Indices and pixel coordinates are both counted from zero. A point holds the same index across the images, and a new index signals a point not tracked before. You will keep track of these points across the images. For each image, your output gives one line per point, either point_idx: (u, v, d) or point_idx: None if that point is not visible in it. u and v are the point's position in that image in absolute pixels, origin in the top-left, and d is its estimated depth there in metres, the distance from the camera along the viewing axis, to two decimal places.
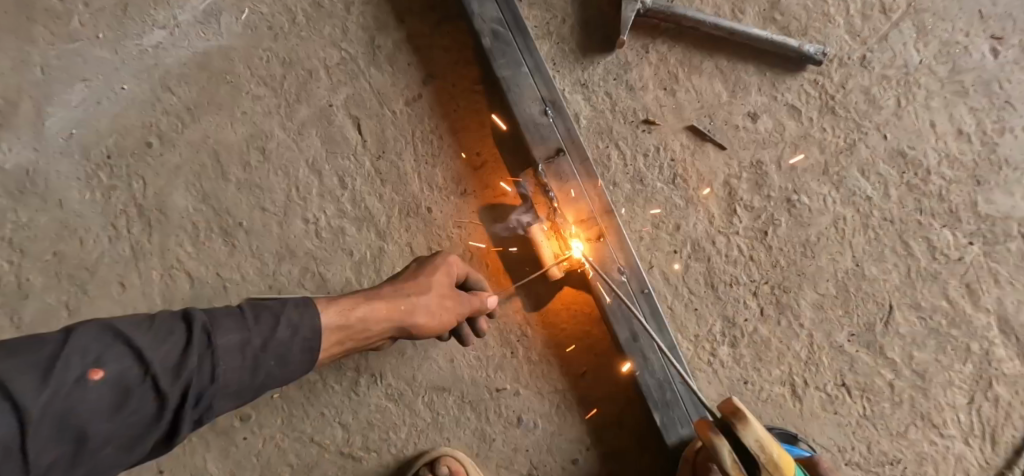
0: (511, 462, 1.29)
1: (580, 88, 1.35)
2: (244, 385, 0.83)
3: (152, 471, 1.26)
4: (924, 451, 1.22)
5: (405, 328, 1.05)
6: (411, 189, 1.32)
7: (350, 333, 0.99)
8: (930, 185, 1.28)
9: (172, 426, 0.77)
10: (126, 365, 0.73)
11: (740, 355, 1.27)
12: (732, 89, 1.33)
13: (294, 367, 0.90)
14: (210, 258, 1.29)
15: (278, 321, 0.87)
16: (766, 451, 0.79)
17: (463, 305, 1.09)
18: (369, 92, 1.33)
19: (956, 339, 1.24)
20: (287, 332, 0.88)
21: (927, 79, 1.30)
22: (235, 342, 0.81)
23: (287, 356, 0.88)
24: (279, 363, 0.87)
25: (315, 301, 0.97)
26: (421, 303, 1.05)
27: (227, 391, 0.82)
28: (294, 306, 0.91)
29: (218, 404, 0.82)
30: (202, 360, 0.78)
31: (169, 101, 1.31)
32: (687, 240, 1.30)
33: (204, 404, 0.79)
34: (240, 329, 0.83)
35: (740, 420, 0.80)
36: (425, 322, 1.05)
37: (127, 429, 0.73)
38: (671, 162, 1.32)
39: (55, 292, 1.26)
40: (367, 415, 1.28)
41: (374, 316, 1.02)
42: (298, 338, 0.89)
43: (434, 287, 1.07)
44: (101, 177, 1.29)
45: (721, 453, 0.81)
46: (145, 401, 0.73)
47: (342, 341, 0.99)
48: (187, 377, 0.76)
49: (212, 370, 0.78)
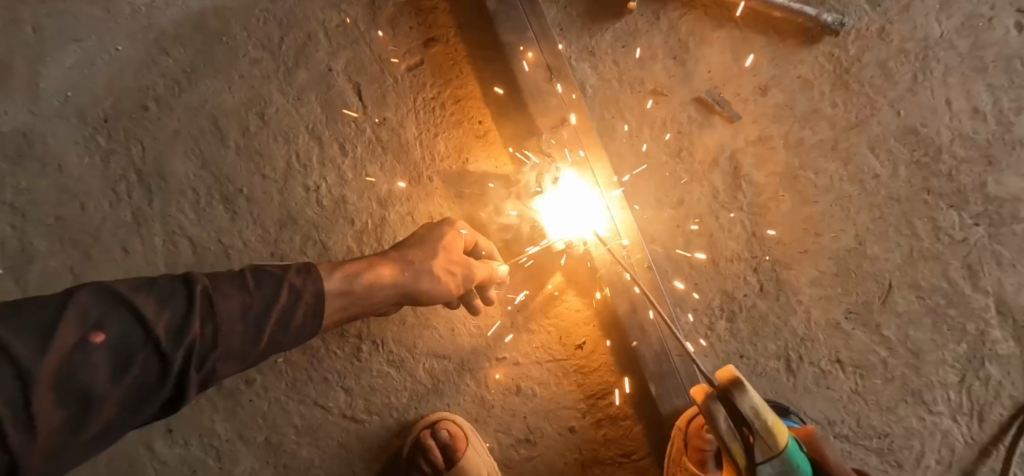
0: (510, 427, 1.32)
1: (587, 55, 1.27)
2: (245, 350, 0.84)
3: (160, 430, 1.29)
4: (912, 426, 1.26)
5: (409, 294, 1.09)
6: (411, 157, 1.30)
7: (354, 297, 1.02)
8: (940, 164, 1.25)
9: (177, 388, 0.77)
10: (129, 328, 0.71)
11: (737, 330, 1.26)
12: (743, 59, 1.27)
13: (293, 330, 0.92)
14: (211, 223, 1.29)
15: (279, 285, 0.90)
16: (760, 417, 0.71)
17: (468, 276, 1.11)
18: (371, 57, 1.31)
19: (952, 318, 1.26)
20: (286, 295, 0.90)
21: (946, 54, 1.25)
22: (237, 306, 0.82)
23: (287, 320, 0.90)
24: (278, 326, 0.88)
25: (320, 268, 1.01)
26: (425, 270, 1.08)
27: (230, 355, 0.82)
28: (295, 271, 0.94)
29: (221, 368, 0.82)
30: (205, 324, 0.78)
31: (166, 64, 1.29)
32: (689, 215, 1.25)
33: (207, 366, 0.79)
34: (241, 293, 0.84)
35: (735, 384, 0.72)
36: (426, 290, 1.08)
37: (132, 391, 0.72)
38: (677, 134, 1.26)
39: (58, 257, 1.26)
40: (369, 380, 1.31)
41: (377, 281, 1.05)
42: (297, 301, 0.91)
43: (440, 253, 1.09)
44: (100, 140, 1.28)
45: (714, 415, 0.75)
46: (150, 363, 0.72)
47: (348, 307, 1.03)
48: (190, 339, 0.76)
49: (215, 332, 0.79)
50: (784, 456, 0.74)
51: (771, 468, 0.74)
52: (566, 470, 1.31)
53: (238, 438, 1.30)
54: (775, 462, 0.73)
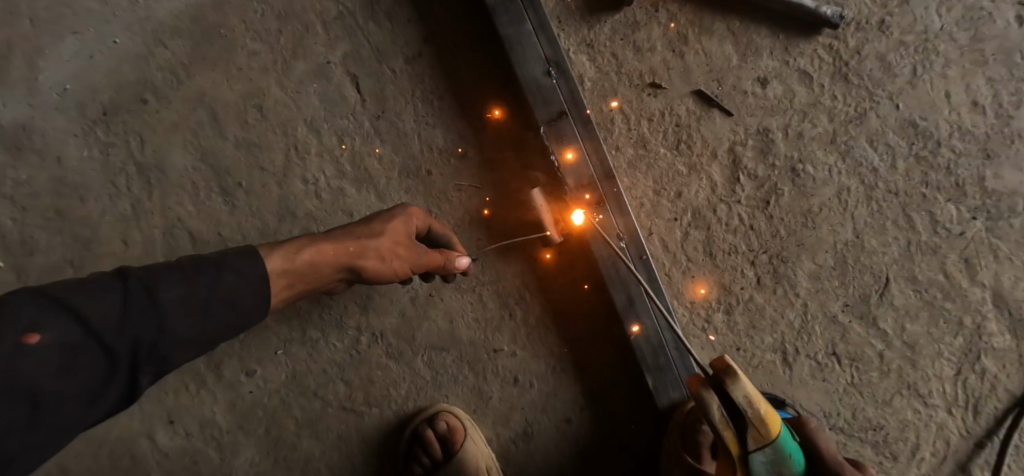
0: (508, 419, 1.33)
1: (585, 49, 1.25)
2: (197, 336, 0.82)
3: (163, 420, 1.32)
4: (907, 419, 1.27)
5: (354, 270, 1.04)
6: (410, 150, 1.29)
7: (298, 275, 0.98)
8: (939, 157, 1.25)
9: (129, 380, 0.76)
10: (65, 326, 0.69)
11: (734, 322, 1.26)
12: (743, 52, 1.25)
13: (249, 314, 0.89)
14: (210, 215, 1.31)
15: (222, 269, 0.85)
16: (753, 406, 0.76)
17: (418, 257, 1.07)
18: (369, 50, 1.29)
19: (949, 312, 1.26)
20: (232, 279, 0.86)
21: (946, 46, 1.24)
22: (180, 295, 0.79)
23: (239, 303, 0.86)
24: (231, 311, 0.85)
25: (259, 247, 0.96)
26: (371, 245, 1.03)
27: (181, 343, 0.80)
28: (237, 254, 0.90)
29: (175, 354, 0.80)
30: (146, 314, 0.75)
31: (164, 56, 1.30)
32: (688, 208, 1.25)
33: (158, 354, 0.78)
34: (183, 280, 0.81)
35: (728, 375, 0.77)
36: (373, 266, 1.04)
37: (84, 387, 0.72)
38: (676, 127, 1.25)
39: (60, 249, 1.30)
40: (368, 372, 1.32)
41: (321, 258, 1.00)
42: (246, 284, 0.88)
43: (388, 232, 1.05)
44: (99, 133, 1.30)
45: (707, 405, 0.78)
46: (96, 358, 0.72)
47: (293, 283, 0.99)
48: (135, 330, 0.74)
49: (159, 322, 0.76)
50: (776, 445, 0.78)
51: (763, 455, 0.78)
52: (562, 460, 1.33)
53: (239, 429, 1.32)
54: (767, 449, 0.77)
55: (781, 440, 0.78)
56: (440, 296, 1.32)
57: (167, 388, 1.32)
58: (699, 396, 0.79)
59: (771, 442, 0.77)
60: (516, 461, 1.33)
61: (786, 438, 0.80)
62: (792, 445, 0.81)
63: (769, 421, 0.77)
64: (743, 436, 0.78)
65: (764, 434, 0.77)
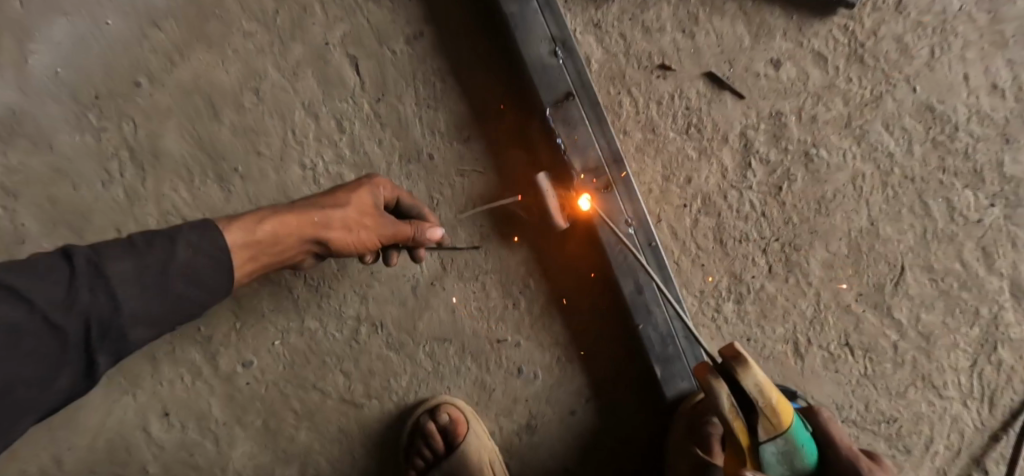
0: (511, 411, 1.29)
1: (592, 29, 1.20)
2: (156, 313, 0.79)
3: (159, 412, 1.28)
4: (921, 412, 1.23)
5: (320, 242, 1.00)
6: (411, 134, 1.26)
7: (261, 247, 0.94)
8: (957, 141, 1.21)
9: (86, 360, 0.75)
10: (6, 308, 0.67)
11: (745, 312, 1.23)
12: (756, 32, 1.20)
13: (211, 289, 0.86)
14: (206, 202, 1.28)
15: (176, 244, 0.82)
16: (765, 396, 0.74)
17: (387, 227, 1.04)
18: (368, 30, 1.24)
19: (965, 302, 1.23)
20: (189, 254, 0.83)
21: (965, 27, 1.20)
22: (132, 271, 0.76)
23: (198, 278, 0.84)
24: (191, 286, 0.83)
25: (216, 221, 0.92)
26: (336, 215, 1.00)
27: (139, 321, 0.78)
28: (192, 227, 0.86)
29: (134, 332, 0.78)
30: (96, 293, 0.73)
31: (157, 38, 1.25)
32: (698, 194, 1.22)
33: (114, 333, 0.76)
34: (134, 256, 0.78)
35: (740, 366, 0.74)
36: (339, 237, 1.00)
37: (36, 367, 0.71)
38: (687, 110, 1.21)
39: (53, 238, 1.27)
40: (368, 363, 1.29)
41: (284, 229, 0.96)
42: (203, 258, 0.84)
43: (353, 202, 1.02)
44: (91, 118, 1.26)
45: (718, 398, 0.74)
46: (44, 338, 0.70)
47: (255, 257, 0.94)
48: (83, 309, 0.72)
49: (111, 299, 0.74)
50: (787, 434, 0.77)
51: (774, 445, 0.77)
52: (567, 453, 1.30)
53: (236, 421, 1.29)
54: (779, 440, 0.77)
55: (790, 428, 0.77)
56: (442, 285, 1.28)
57: (161, 380, 1.28)
58: (713, 393, 0.75)
59: (781, 432, 0.76)
60: (520, 454, 1.31)
61: (796, 425, 0.79)
62: (801, 433, 0.80)
63: (780, 411, 0.75)
64: (752, 427, 0.77)
65: (775, 424, 0.75)
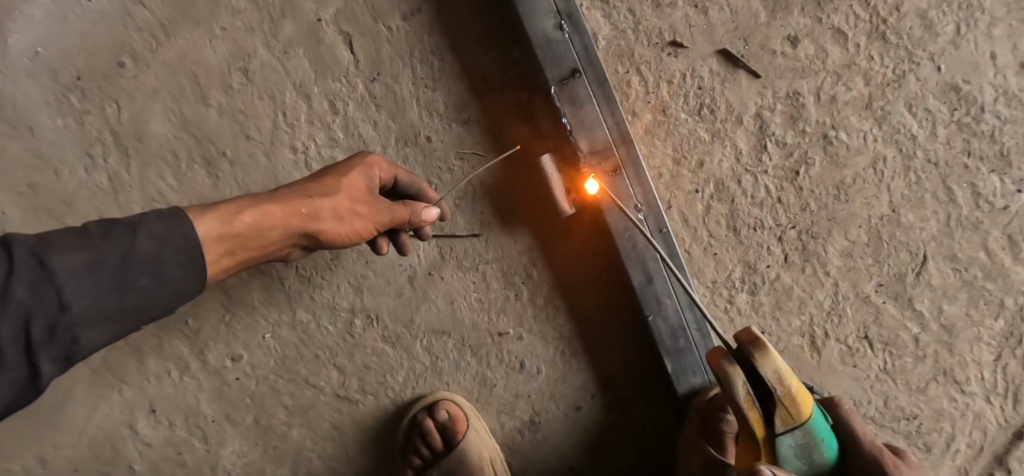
0: (513, 407, 1.24)
1: (600, 4, 1.14)
2: (113, 311, 0.69)
3: (145, 409, 1.22)
4: (943, 408, 1.18)
5: (308, 234, 0.93)
6: (409, 116, 1.19)
7: (242, 241, 0.85)
8: (983, 124, 1.15)
9: (26, 369, 0.63)
10: None
11: (759, 303, 1.17)
12: (772, 7, 1.14)
13: (179, 285, 0.76)
14: (194, 189, 1.21)
15: (135, 233, 0.71)
16: (784, 384, 0.67)
17: (381, 213, 0.98)
18: (362, 6, 1.18)
19: (990, 293, 1.17)
20: (151, 245, 0.72)
21: (992, 3, 1.13)
22: (83, 263, 0.66)
23: (162, 272, 0.73)
24: (153, 281, 0.72)
25: (187, 209, 0.81)
26: (326, 206, 0.92)
27: (93, 321, 0.67)
28: (155, 216, 0.75)
29: (86, 334, 0.67)
30: (38, 289, 0.62)
31: (141, 15, 1.19)
32: (710, 179, 1.16)
33: (61, 335, 0.65)
34: (84, 246, 0.67)
35: (757, 350, 0.67)
36: (330, 228, 0.94)
37: None
38: (699, 90, 1.15)
39: (33, 226, 1.21)
40: (363, 357, 1.23)
41: (269, 220, 0.88)
42: (169, 249, 0.74)
43: (344, 189, 0.95)
44: (72, 100, 1.19)
45: (733, 384, 0.68)
46: None
47: (233, 251, 0.85)
48: (21, 307, 0.60)
49: (57, 296, 0.63)
50: (806, 427, 0.70)
51: (792, 439, 0.70)
52: (571, 451, 1.24)
53: (225, 418, 1.23)
54: (797, 432, 0.70)
55: (810, 421, 0.71)
56: (440, 275, 1.22)
57: (146, 376, 1.22)
58: (726, 378, 0.68)
59: (800, 424, 0.70)
60: (522, 453, 1.25)
61: (816, 418, 0.72)
62: (823, 427, 0.73)
63: (800, 401, 0.69)
64: (769, 418, 0.70)
65: (794, 415, 0.69)
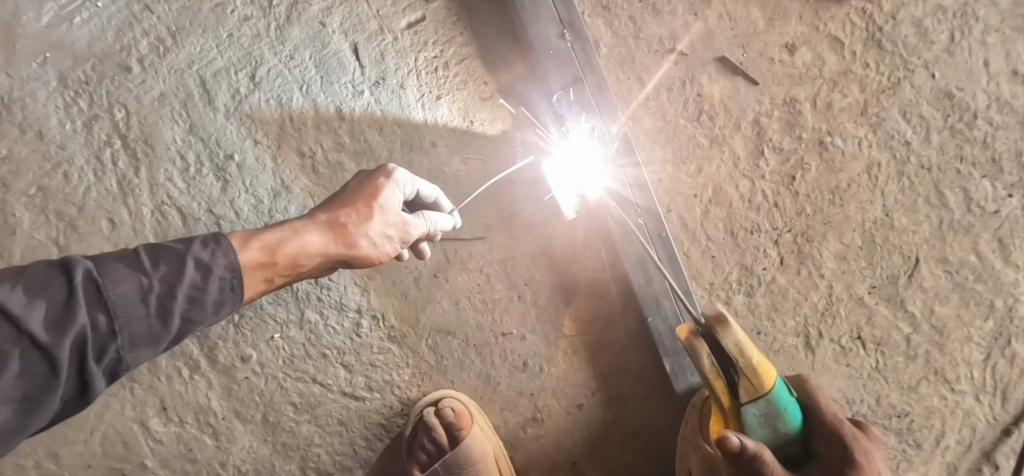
0: (516, 405, 1.27)
1: (601, 11, 1.15)
2: (156, 334, 0.73)
3: (155, 407, 1.25)
4: (933, 406, 1.21)
5: (342, 261, 0.94)
6: (413, 121, 1.22)
7: (279, 269, 0.87)
8: (975, 129, 1.18)
9: (76, 383, 0.67)
10: None
11: (755, 304, 1.20)
12: (771, 15, 1.16)
13: (215, 309, 0.80)
14: (202, 192, 1.24)
15: (182, 262, 0.76)
16: (745, 359, 0.73)
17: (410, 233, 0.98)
18: (368, 13, 1.20)
19: (979, 295, 1.20)
20: (195, 273, 0.77)
21: (987, 11, 1.15)
22: (133, 292, 0.70)
23: (202, 297, 0.77)
24: (193, 306, 0.77)
25: (229, 238, 0.84)
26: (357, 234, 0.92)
27: (137, 342, 0.72)
28: (201, 242, 0.79)
29: (132, 354, 0.72)
30: (93, 313, 0.67)
31: (149, 21, 1.21)
32: (709, 183, 1.18)
33: (110, 356, 0.69)
34: (136, 274, 0.71)
35: (720, 328, 0.74)
36: (363, 255, 0.94)
37: (19, 393, 0.62)
38: (698, 97, 1.17)
39: (42, 229, 1.22)
40: (370, 356, 1.26)
41: (304, 251, 0.89)
42: (213, 278, 0.79)
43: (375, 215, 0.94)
44: (81, 104, 1.21)
45: (698, 356, 0.76)
46: (30, 360, 0.62)
47: (271, 278, 0.87)
48: (77, 329, 0.65)
49: (109, 320, 0.68)
50: (771, 398, 0.75)
51: (758, 409, 0.75)
52: (573, 448, 1.27)
53: (234, 415, 1.26)
54: (760, 402, 0.75)
55: (774, 392, 0.75)
56: (445, 277, 1.25)
57: (158, 374, 1.25)
58: (693, 352, 0.77)
59: (765, 396, 0.74)
60: (524, 449, 1.28)
61: (782, 390, 0.76)
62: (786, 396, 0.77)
63: (763, 375, 0.74)
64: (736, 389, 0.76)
65: (758, 388, 0.74)
